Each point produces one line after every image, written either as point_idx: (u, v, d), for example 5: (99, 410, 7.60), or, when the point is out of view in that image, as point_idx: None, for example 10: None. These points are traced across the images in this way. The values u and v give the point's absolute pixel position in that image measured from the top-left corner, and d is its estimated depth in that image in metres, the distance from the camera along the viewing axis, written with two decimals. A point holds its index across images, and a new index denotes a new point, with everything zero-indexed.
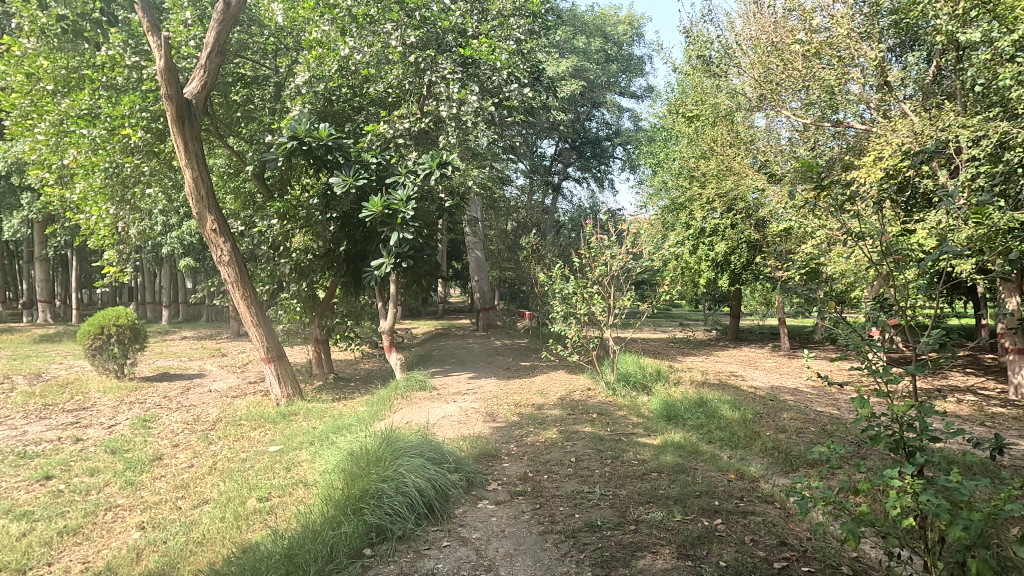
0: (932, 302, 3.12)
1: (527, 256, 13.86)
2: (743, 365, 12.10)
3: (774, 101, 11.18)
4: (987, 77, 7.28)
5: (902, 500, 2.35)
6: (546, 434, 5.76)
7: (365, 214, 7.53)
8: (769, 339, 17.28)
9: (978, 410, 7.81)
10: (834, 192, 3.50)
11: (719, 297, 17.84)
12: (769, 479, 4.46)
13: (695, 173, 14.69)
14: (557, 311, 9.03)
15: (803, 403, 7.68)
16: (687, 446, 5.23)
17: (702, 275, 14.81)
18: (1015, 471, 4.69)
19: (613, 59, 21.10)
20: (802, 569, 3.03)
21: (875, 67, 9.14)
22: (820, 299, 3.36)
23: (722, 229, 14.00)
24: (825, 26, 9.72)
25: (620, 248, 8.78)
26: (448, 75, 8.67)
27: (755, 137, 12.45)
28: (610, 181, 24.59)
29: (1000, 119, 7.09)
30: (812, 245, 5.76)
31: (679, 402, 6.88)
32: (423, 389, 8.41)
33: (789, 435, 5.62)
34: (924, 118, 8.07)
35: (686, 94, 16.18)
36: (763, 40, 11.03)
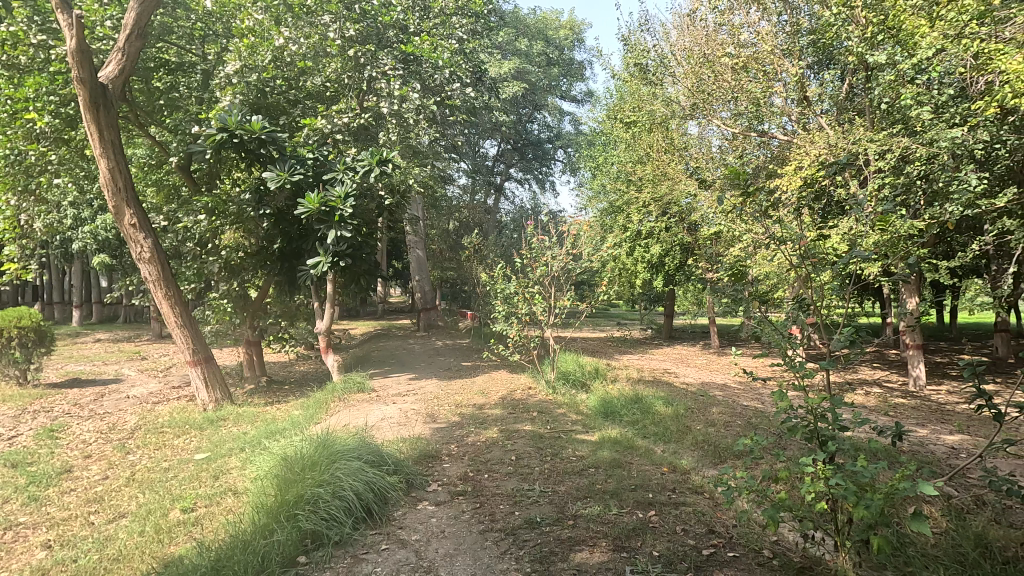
0: (844, 302, 3.39)
1: (469, 256, 13.87)
2: (676, 362, 12.61)
3: (706, 110, 11.76)
4: (891, 96, 7.92)
5: (814, 486, 2.56)
6: (487, 434, 5.78)
7: (300, 211, 7.28)
8: (701, 338, 18.06)
9: (883, 401, 8.51)
10: (758, 198, 3.77)
11: (655, 297, 18.50)
12: (699, 471, 4.67)
13: (632, 178, 15.17)
14: (498, 311, 9.05)
15: (731, 397, 8.10)
16: (623, 441, 5.40)
17: (639, 276, 15.30)
18: (913, 456, 5.15)
19: (554, 63, 21.49)
20: (728, 554, 3.20)
21: (796, 82, 9.82)
22: (745, 299, 3.59)
23: (657, 232, 14.53)
24: (752, 42, 10.31)
25: (560, 249, 8.95)
26: (389, 72, 8.63)
27: (688, 145, 13.42)
28: (552, 183, 24.96)
29: (902, 135, 7.75)
30: (738, 248, 6.10)
31: (615, 399, 7.10)
32: (361, 391, 8.22)
33: (718, 429, 5.91)
34: (838, 132, 8.72)
35: (624, 100, 16.71)
36: (696, 51, 11.56)
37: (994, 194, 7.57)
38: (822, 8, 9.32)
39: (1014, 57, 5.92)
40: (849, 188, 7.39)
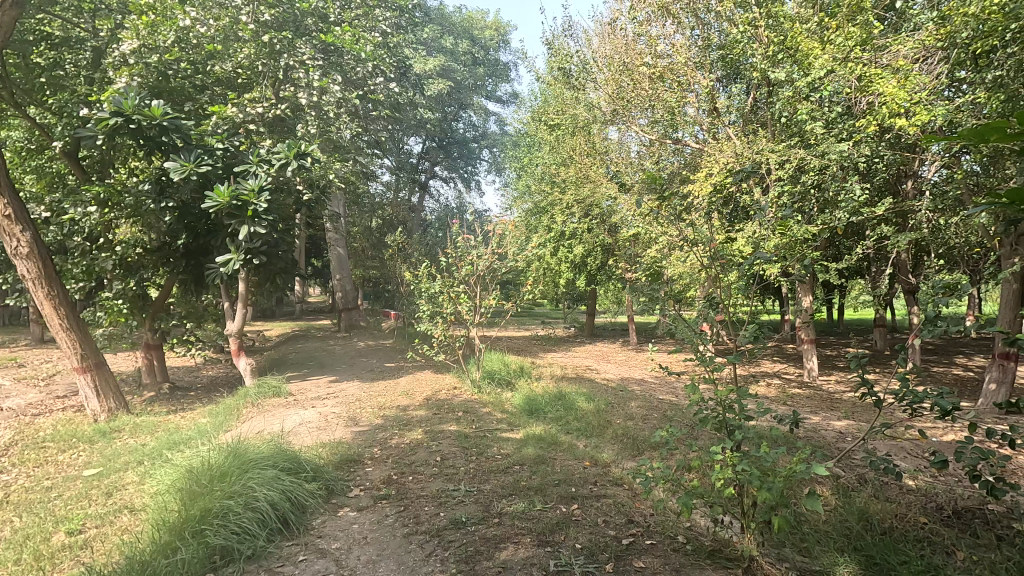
0: (750, 301, 3.65)
1: (393, 255, 13.58)
2: (598, 359, 13.00)
3: (625, 116, 12.26)
4: (789, 111, 8.60)
5: (723, 473, 2.73)
6: (410, 435, 5.68)
7: (207, 204, 6.74)
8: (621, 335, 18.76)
9: (783, 392, 9.24)
10: (674, 202, 3.97)
11: (577, 296, 19.00)
12: (619, 463, 4.84)
13: (556, 180, 15.49)
14: (422, 311, 8.91)
15: (648, 392, 8.47)
16: (547, 438, 5.50)
17: (563, 276, 15.59)
18: (808, 441, 5.62)
19: (480, 63, 21.51)
20: (646, 542, 3.35)
21: (706, 94, 10.49)
22: (661, 298, 3.80)
23: (580, 233, 14.89)
24: (668, 53, 10.86)
25: (486, 248, 8.96)
26: (307, 62, 8.28)
27: (609, 149, 13.80)
28: (477, 182, 24.98)
29: (798, 147, 8.45)
30: (654, 250, 6.42)
31: (540, 396, 7.21)
32: (277, 395, 7.79)
33: (637, 422, 6.16)
34: (744, 142, 9.35)
35: (549, 103, 17.05)
36: (616, 59, 11.84)
37: (874, 203, 8.45)
38: (729, 25, 9.97)
39: (890, 81, 6.61)
40: (754, 195, 7.96)
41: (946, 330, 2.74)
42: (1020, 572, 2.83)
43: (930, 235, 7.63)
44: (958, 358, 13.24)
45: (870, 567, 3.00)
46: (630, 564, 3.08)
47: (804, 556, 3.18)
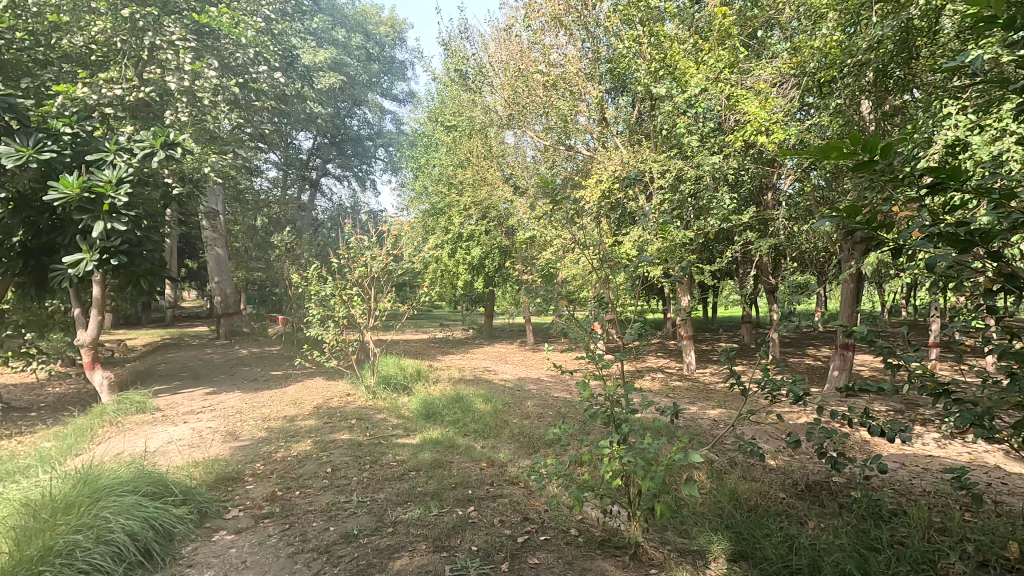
0: (636, 302, 3.87)
1: (280, 255, 12.74)
2: (495, 360, 13.14)
3: (520, 121, 12.60)
4: (669, 124, 9.30)
5: (612, 465, 2.86)
6: (297, 447, 5.35)
7: (51, 197, 5.81)
8: (519, 336, 19.12)
9: (665, 385, 9.94)
10: (566, 206, 4.10)
11: (476, 298, 19.08)
12: (515, 462, 4.90)
13: (453, 181, 15.40)
14: (312, 315, 8.42)
15: (544, 391, 8.68)
16: (444, 441, 5.44)
17: (460, 278, 15.31)
18: (688, 430, 6.06)
19: (374, 59, 20.93)
20: (539, 538, 3.41)
21: (596, 103, 11.01)
22: (554, 299, 3.91)
23: (477, 235, 14.97)
24: (561, 62, 11.29)
25: (380, 249, 8.71)
26: (178, 42, 7.54)
27: (505, 153, 14.12)
28: (372, 181, 24.24)
29: (677, 159, 9.16)
30: (548, 253, 6.62)
31: (437, 400, 7.12)
32: (141, 412, 6.98)
33: (533, 421, 6.29)
34: (630, 151, 9.94)
35: (445, 104, 17.01)
36: (511, 65, 12.13)
37: (741, 211, 9.36)
38: (616, 40, 10.57)
39: (754, 102, 7.34)
40: (639, 201, 8.49)
41: (799, 324, 3.07)
42: (857, 533, 3.24)
43: (786, 240, 8.60)
44: (808, 349, 15.07)
45: (739, 542, 3.30)
46: (525, 561, 3.12)
47: (683, 537, 3.43)
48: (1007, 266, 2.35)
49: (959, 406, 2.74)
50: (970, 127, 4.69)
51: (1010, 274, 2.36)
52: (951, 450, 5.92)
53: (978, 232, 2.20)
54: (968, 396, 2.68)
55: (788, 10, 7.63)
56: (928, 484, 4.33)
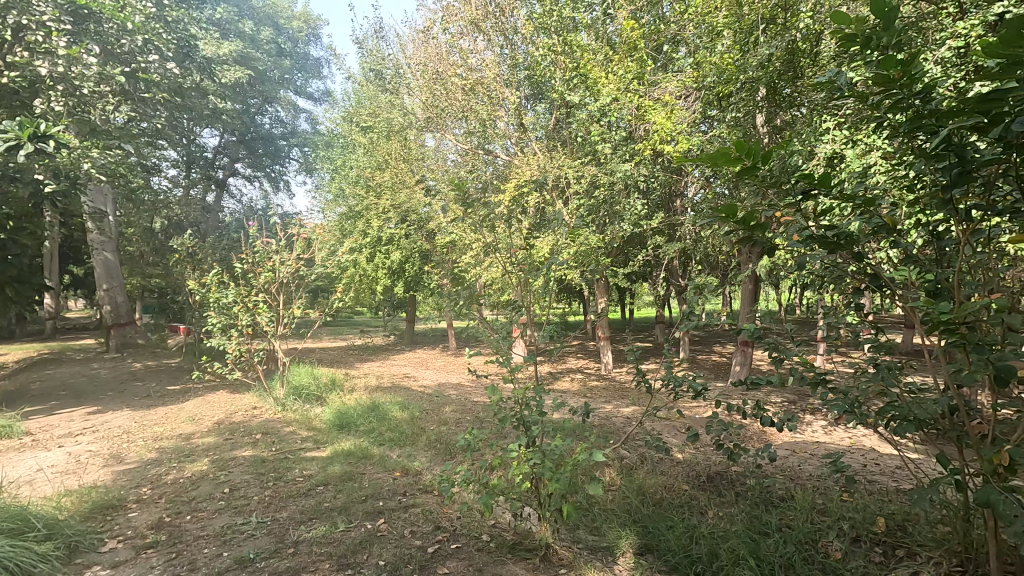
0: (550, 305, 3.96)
1: (180, 260, 11.83)
2: (416, 366, 12.91)
3: (440, 124, 12.49)
4: (584, 131, 9.62)
5: (519, 468, 2.86)
6: (193, 467, 4.94)
7: None
8: (441, 342, 18.92)
9: (583, 385, 10.20)
10: (477, 211, 4.11)
11: (397, 303, 18.68)
12: (430, 470, 4.81)
13: (371, 183, 14.97)
14: (212, 324, 7.87)
15: (464, 396, 8.63)
16: (357, 452, 5.24)
17: (379, 283, 14.94)
18: (602, 429, 6.24)
19: (286, 55, 20.08)
20: (450, 547, 3.34)
21: (514, 109, 11.17)
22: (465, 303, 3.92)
23: (397, 239, 14.65)
24: (479, 67, 11.37)
25: (289, 253, 8.29)
26: (49, 24, 6.78)
27: (426, 155, 13.84)
28: (286, 183, 23.11)
29: (591, 165, 9.48)
30: (466, 257, 6.62)
31: (352, 409, 6.87)
32: (7, 437, 6.19)
33: (450, 427, 6.22)
34: (547, 156, 10.16)
35: (363, 104, 16.57)
36: (429, 68, 12.04)
37: (651, 217, 9.82)
38: (533, 48, 10.79)
39: (661, 112, 7.70)
40: (554, 206, 8.69)
41: (696, 323, 3.24)
42: (750, 519, 3.45)
43: (691, 245, 9.11)
44: (714, 347, 16.03)
45: (645, 536, 3.40)
46: (435, 572, 3.04)
47: (594, 535, 3.50)
48: (872, 267, 2.61)
49: (833, 395, 3.00)
50: (844, 142, 5.16)
51: (872, 273, 2.62)
52: (835, 436, 6.48)
53: (844, 234, 2.44)
54: (840, 386, 2.93)
55: (690, 27, 8.08)
56: (814, 468, 4.71)
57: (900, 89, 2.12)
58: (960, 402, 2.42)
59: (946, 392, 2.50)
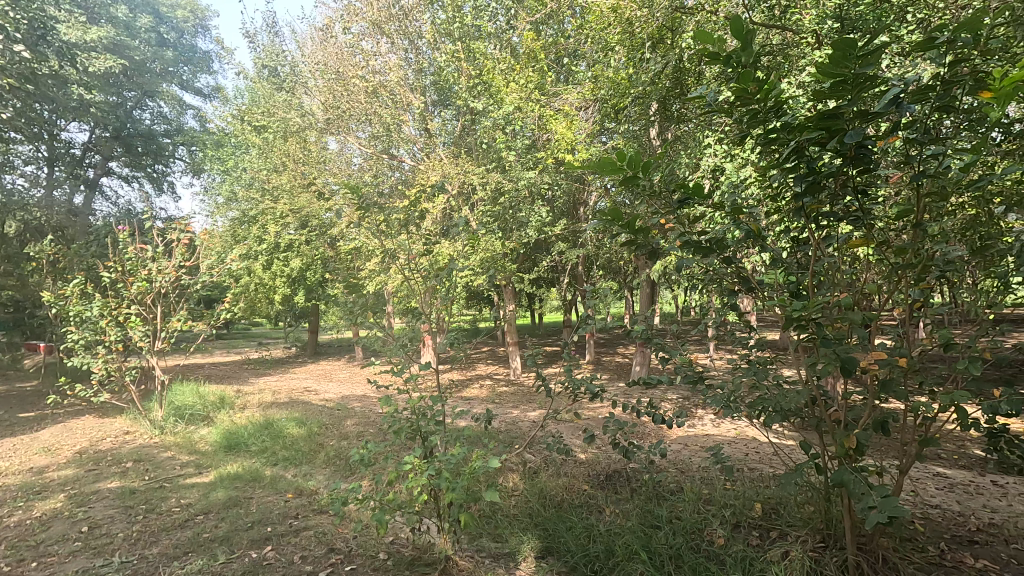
0: (449, 312, 4.01)
1: (36, 268, 10.43)
2: (318, 379, 12.28)
3: (342, 127, 12.03)
4: (489, 139, 9.69)
5: (414, 481, 2.75)
6: (44, 505, 4.33)
7: None
8: (346, 353, 18.19)
9: (492, 391, 10.21)
10: (373, 217, 4.01)
11: (298, 312, 17.73)
12: (327, 488, 4.55)
13: (267, 186, 14.09)
14: (74, 340, 7.02)
15: (367, 408, 8.30)
16: (245, 475, 4.86)
17: (277, 291, 14.05)
18: (508, 433, 6.27)
19: (169, 46, 18.49)
20: (345, 569, 3.16)
21: (419, 114, 11.04)
22: (360, 311, 3.83)
23: (297, 245, 13.87)
24: (383, 70, 11.14)
25: (168, 261, 7.55)
26: None
27: (328, 159, 13.28)
28: (170, 185, 21.20)
29: (496, 173, 9.57)
30: (366, 264, 6.41)
31: (242, 428, 6.38)
32: None
33: (351, 441, 5.95)
34: (452, 162, 10.12)
35: (257, 102, 15.60)
36: (330, 67, 11.57)
37: (555, 223, 10.08)
38: (438, 53, 10.73)
39: (561, 122, 7.96)
40: (459, 211, 8.66)
41: (588, 327, 3.34)
42: (644, 513, 3.58)
43: (593, 251, 9.46)
44: (617, 348, 16.75)
45: (545, 538, 3.43)
46: None
47: (496, 542, 3.47)
48: (743, 271, 2.81)
49: (713, 392, 3.20)
50: (723, 156, 5.58)
51: (743, 277, 2.84)
52: (722, 428, 6.97)
53: (716, 239, 2.62)
54: (719, 383, 3.13)
55: (587, 42, 8.41)
56: (703, 460, 5.02)
57: (758, 104, 2.32)
58: (818, 392, 2.66)
59: (807, 384, 2.74)
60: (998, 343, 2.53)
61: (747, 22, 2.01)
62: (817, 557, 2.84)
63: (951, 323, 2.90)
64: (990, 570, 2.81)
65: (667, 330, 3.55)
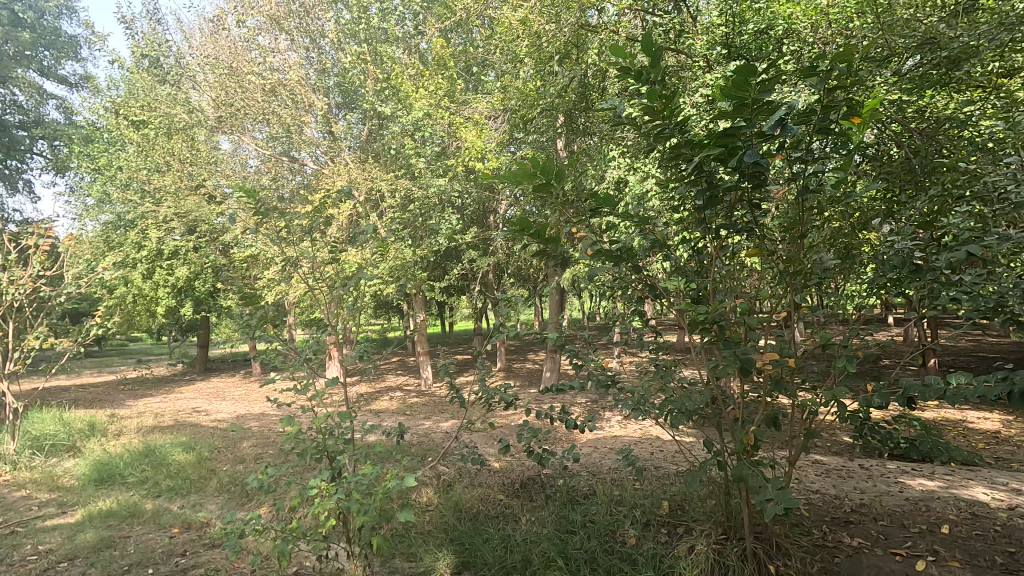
0: (357, 323, 3.84)
1: None
2: (209, 398, 11.27)
3: (236, 126, 11.22)
4: (397, 144, 9.49)
5: (322, 505, 2.55)
6: None
7: None
8: (241, 369, 16.90)
9: (402, 403, 9.93)
10: (273, 222, 3.73)
11: (185, 326, 16.22)
12: (221, 518, 4.16)
13: (147, 187, 12.79)
14: None
15: (267, 427, 7.73)
16: (121, 511, 4.31)
17: (160, 303, 12.74)
18: (419, 446, 6.10)
19: (25, 26, 16.33)
20: None
21: (323, 116, 10.58)
22: (258, 323, 3.55)
23: (184, 252, 12.73)
24: (283, 68, 10.57)
25: (23, 270, 6.58)
26: None
27: (220, 160, 12.35)
28: (26, 183, 18.63)
29: (405, 179, 9.39)
30: (265, 274, 6.01)
31: (117, 458, 5.68)
32: None
33: (248, 464, 5.50)
34: (358, 166, 9.77)
35: (135, 94, 14.16)
36: (222, 62, 10.78)
37: (466, 231, 10.07)
38: (343, 54, 10.37)
39: (471, 131, 7.97)
40: (367, 217, 8.37)
41: (505, 335, 3.32)
42: (560, 519, 3.62)
43: (504, 259, 9.54)
44: (528, 355, 17.02)
45: (461, 553, 3.36)
46: None
47: (410, 562, 3.35)
48: (649, 279, 2.94)
49: (624, 396, 3.30)
50: (627, 169, 5.85)
51: (650, 284, 2.96)
52: (629, 429, 7.28)
53: (626, 248, 2.72)
54: (629, 387, 3.24)
55: (496, 53, 8.53)
56: (613, 462, 5.19)
57: (664, 119, 2.42)
58: (718, 391, 2.83)
59: (708, 385, 2.91)
60: (866, 342, 2.85)
61: (655, 40, 2.10)
62: (720, 549, 3.01)
63: (827, 325, 3.21)
64: (863, 547, 3.14)
65: (579, 337, 3.61)
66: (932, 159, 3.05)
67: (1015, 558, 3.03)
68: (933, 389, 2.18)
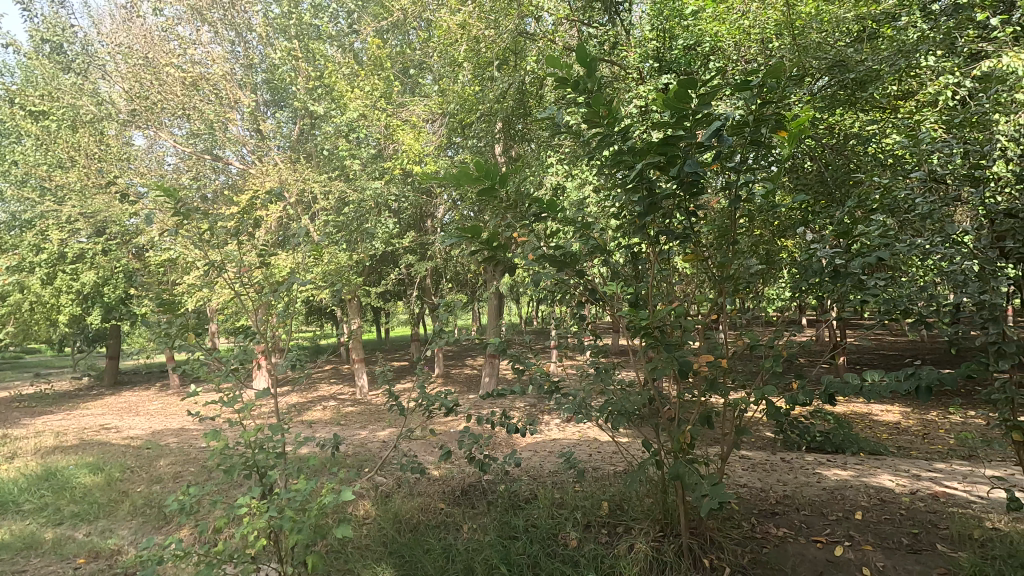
0: (288, 330, 3.63)
1: None
2: (120, 413, 10.40)
3: (151, 120, 10.42)
4: (331, 145, 9.18)
5: (251, 524, 2.38)
6: None
7: None
8: (157, 381, 15.72)
9: (336, 413, 9.58)
10: (194, 224, 3.43)
11: (91, 335, 14.89)
12: (134, 544, 3.83)
13: (47, 184, 11.65)
14: None
15: (187, 443, 7.21)
16: (15, 542, 3.88)
17: (62, 311, 11.59)
18: (355, 457, 5.88)
19: None
20: None
21: (250, 113, 10.10)
22: (178, 331, 3.29)
23: (91, 256, 11.71)
24: (205, 62, 9.91)
25: None
26: None
27: (133, 156, 11.47)
28: None
29: (339, 181, 9.21)
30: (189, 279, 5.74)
31: (11, 483, 5.11)
32: None
33: (166, 484, 5.10)
34: (288, 166, 9.34)
35: (33, 81, 12.89)
36: (136, 51, 9.85)
37: (402, 235, 9.90)
38: (271, 48, 9.92)
39: (409, 133, 7.82)
40: (297, 220, 8.03)
41: (447, 341, 3.25)
42: (501, 525, 3.60)
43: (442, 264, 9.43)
44: (467, 361, 16.90)
45: (402, 566, 3.27)
46: None
47: None
48: (591, 283, 2.99)
49: (565, 399, 3.33)
50: (564, 176, 5.97)
51: (591, 288, 3.02)
52: (568, 432, 7.39)
53: (569, 254, 2.74)
54: (571, 391, 3.28)
55: (434, 55, 8.44)
56: (553, 465, 5.23)
57: (604, 128, 2.46)
58: (656, 392, 2.91)
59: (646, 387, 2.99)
60: (789, 341, 3.02)
61: (592, 51, 2.13)
62: (658, 545, 3.09)
63: (753, 326, 3.38)
64: (788, 536, 3.33)
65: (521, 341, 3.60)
66: (843, 172, 3.31)
67: (919, 539, 3.31)
68: (851, 385, 2.34)
